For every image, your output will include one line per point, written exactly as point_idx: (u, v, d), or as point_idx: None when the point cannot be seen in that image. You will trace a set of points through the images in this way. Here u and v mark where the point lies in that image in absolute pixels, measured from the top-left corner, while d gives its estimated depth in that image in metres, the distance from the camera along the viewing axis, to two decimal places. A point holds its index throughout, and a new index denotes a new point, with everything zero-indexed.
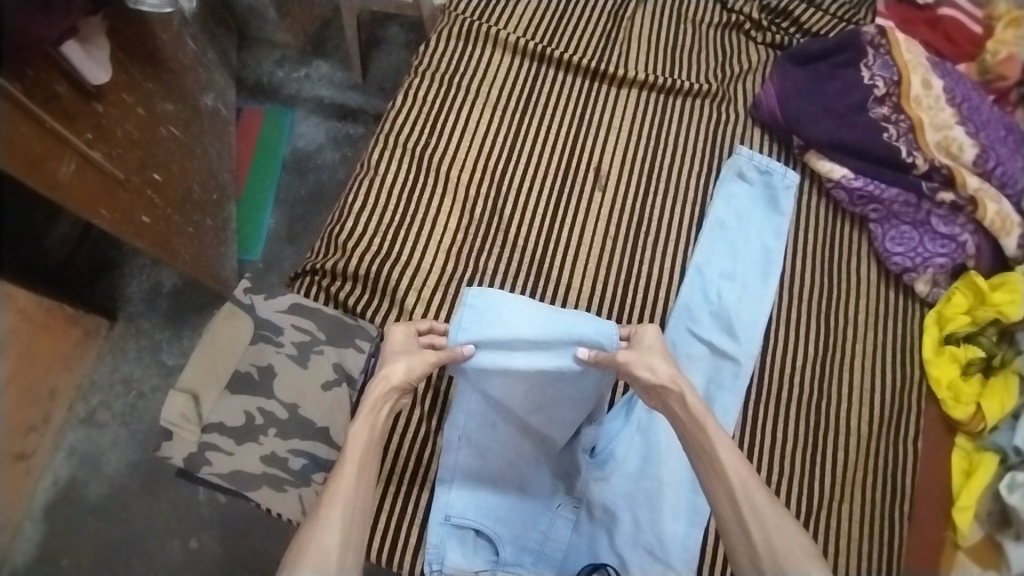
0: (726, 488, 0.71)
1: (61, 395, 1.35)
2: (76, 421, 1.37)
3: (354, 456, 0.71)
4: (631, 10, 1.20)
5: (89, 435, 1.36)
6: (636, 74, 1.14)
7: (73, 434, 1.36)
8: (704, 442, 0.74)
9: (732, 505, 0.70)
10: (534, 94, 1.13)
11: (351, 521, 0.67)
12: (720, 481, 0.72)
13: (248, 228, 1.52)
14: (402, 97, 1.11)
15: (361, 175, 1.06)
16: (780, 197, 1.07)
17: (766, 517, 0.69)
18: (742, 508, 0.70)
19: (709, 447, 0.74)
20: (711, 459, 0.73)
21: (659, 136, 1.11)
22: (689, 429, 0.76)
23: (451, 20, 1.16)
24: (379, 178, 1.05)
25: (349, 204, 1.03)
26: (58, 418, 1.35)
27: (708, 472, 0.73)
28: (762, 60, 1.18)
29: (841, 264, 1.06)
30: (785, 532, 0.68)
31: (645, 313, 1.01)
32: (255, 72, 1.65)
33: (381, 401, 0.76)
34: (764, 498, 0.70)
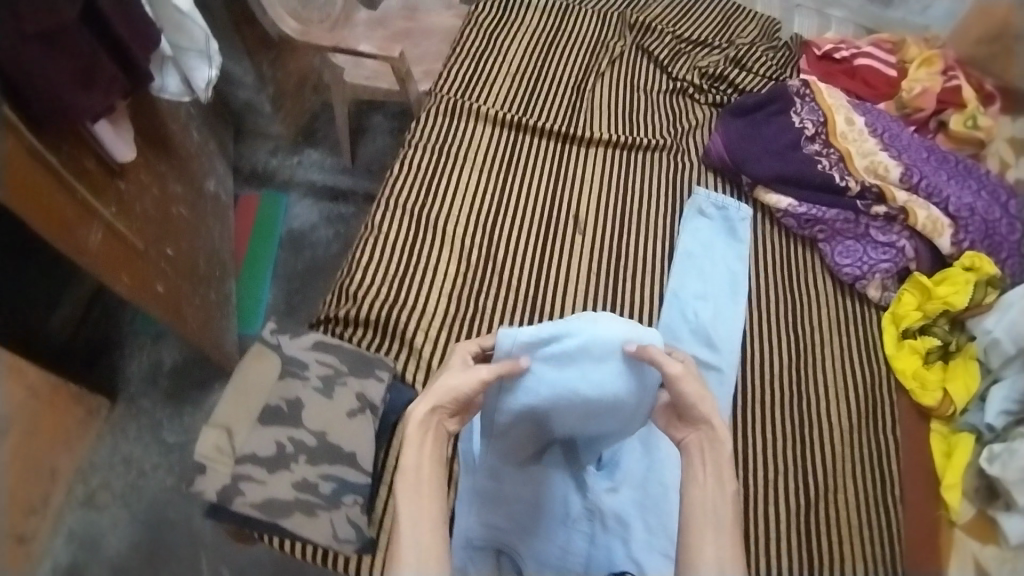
0: (719, 547, 0.69)
1: (61, 475, 1.36)
2: (76, 504, 1.37)
3: (408, 506, 0.71)
4: (591, 83, 1.39)
5: (89, 517, 1.36)
6: (601, 134, 1.31)
7: (73, 517, 1.36)
8: (716, 490, 0.74)
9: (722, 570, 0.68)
10: (514, 157, 1.28)
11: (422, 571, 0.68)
12: (719, 543, 0.70)
13: (247, 303, 1.59)
14: (398, 166, 1.24)
15: (366, 232, 1.16)
16: (738, 227, 1.21)
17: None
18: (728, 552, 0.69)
19: (716, 505, 0.73)
20: (714, 516, 0.72)
21: (627, 184, 1.26)
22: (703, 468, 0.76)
23: (438, 100, 1.31)
24: (382, 235, 1.16)
25: (358, 258, 1.13)
26: (59, 500, 1.35)
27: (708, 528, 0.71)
28: (706, 117, 1.38)
29: (798, 282, 1.19)
30: None
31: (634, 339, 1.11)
32: (250, 162, 1.78)
33: (422, 431, 0.76)
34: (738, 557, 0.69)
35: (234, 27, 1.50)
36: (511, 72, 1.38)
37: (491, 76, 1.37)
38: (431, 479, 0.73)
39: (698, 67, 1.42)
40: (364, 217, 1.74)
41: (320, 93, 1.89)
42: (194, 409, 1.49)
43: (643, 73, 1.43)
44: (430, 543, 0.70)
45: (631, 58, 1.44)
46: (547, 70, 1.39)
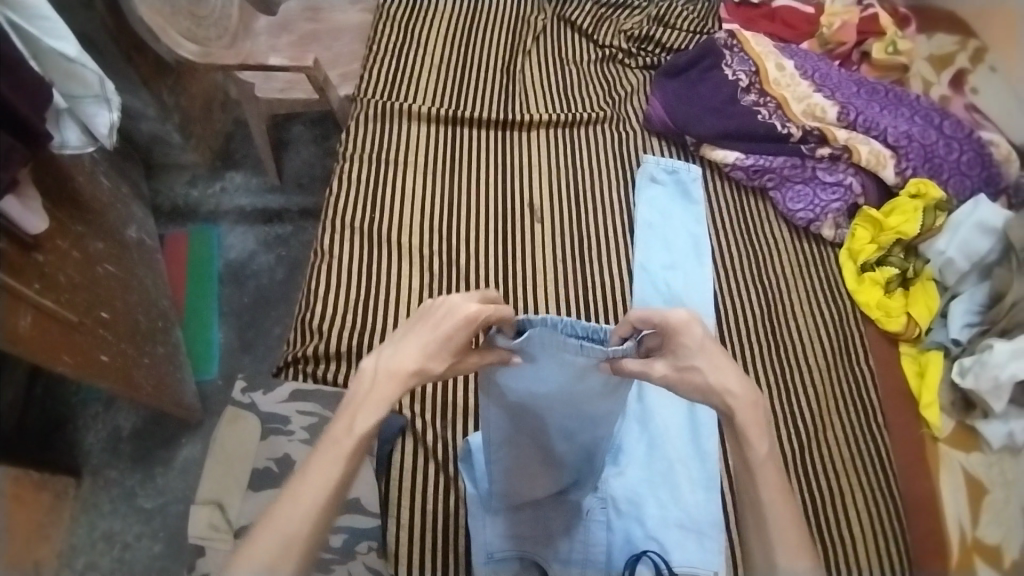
0: (762, 522, 0.70)
1: (44, 567, 1.29)
2: None
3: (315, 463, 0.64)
4: (520, 63, 1.35)
5: None
6: (541, 115, 1.27)
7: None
8: (746, 469, 0.71)
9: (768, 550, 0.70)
10: (457, 153, 1.23)
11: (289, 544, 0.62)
12: (761, 520, 0.70)
13: (199, 348, 1.50)
14: (338, 182, 1.17)
15: (317, 260, 1.09)
16: (691, 188, 1.21)
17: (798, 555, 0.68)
18: (772, 534, 0.69)
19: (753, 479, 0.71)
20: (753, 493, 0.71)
21: (576, 162, 1.24)
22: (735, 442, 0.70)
23: (365, 106, 1.25)
24: (335, 261, 1.09)
25: (314, 289, 1.07)
26: None
27: (753, 517, 0.72)
28: (641, 81, 1.36)
29: (756, 233, 1.21)
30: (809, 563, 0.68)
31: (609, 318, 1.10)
32: (170, 197, 1.66)
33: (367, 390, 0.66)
34: (792, 527, 0.69)
35: (123, 55, 1.36)
36: (435, 65, 1.32)
37: (418, 71, 1.31)
38: (345, 455, 0.64)
39: (623, 31, 1.40)
40: (305, 234, 1.65)
41: (230, 110, 1.76)
42: (166, 468, 1.40)
43: (568, 46, 1.40)
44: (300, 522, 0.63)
45: (553, 33, 1.41)
46: (473, 55, 1.34)
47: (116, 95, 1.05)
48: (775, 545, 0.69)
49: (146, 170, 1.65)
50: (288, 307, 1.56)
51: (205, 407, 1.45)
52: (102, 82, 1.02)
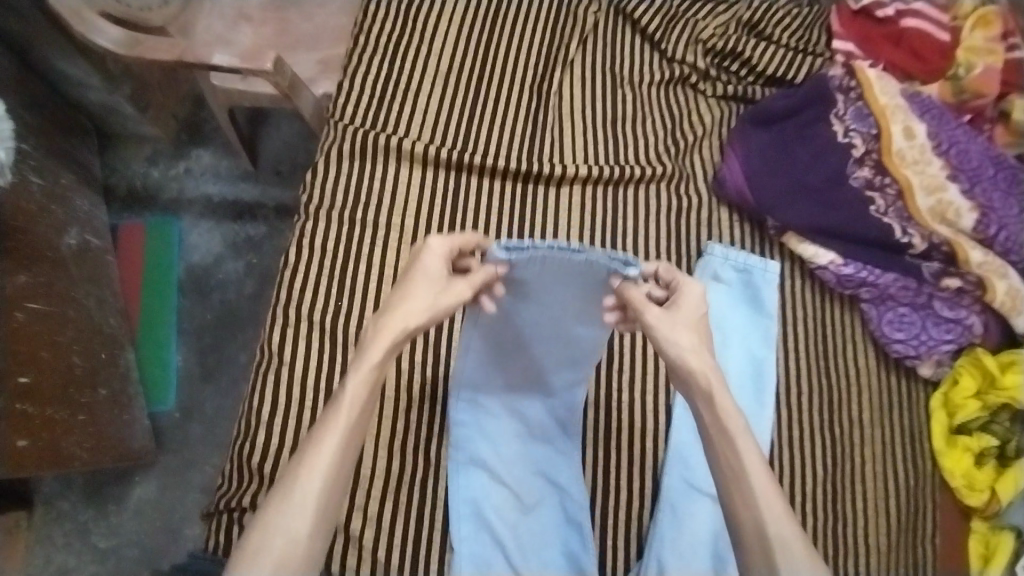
0: (745, 500, 0.64)
1: None
2: None
3: (335, 443, 0.63)
4: (555, 81, 1.05)
5: None
6: (576, 168, 0.98)
7: None
8: (732, 450, 0.65)
9: (763, 549, 0.61)
10: (457, 213, 0.96)
11: (320, 518, 0.61)
12: (745, 501, 0.63)
13: (155, 371, 1.33)
14: (296, 248, 0.91)
15: (261, 360, 0.86)
16: (764, 294, 0.96)
17: (785, 526, 0.61)
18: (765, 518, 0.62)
19: (725, 447, 0.66)
20: (733, 474, 0.65)
21: (616, 234, 0.97)
22: (713, 427, 0.67)
23: (341, 136, 0.97)
24: (285, 364, 0.85)
25: (255, 405, 0.84)
26: None
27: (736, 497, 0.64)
28: (718, 118, 1.07)
29: (830, 365, 0.97)
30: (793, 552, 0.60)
31: (630, 479, 0.86)
32: (125, 177, 1.40)
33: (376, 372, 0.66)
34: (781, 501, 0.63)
35: (39, 8, 1.10)
36: (442, 78, 1.04)
37: (416, 88, 1.02)
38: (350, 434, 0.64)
39: (701, 40, 1.10)
40: (280, 238, 1.39)
41: None
42: (120, 507, 1.28)
43: (622, 59, 1.09)
44: (306, 530, 0.60)
45: (603, 36, 1.10)
46: (494, 68, 1.05)
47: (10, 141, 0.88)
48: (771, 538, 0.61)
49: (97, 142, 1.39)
50: (256, 329, 1.35)
51: (160, 440, 1.31)
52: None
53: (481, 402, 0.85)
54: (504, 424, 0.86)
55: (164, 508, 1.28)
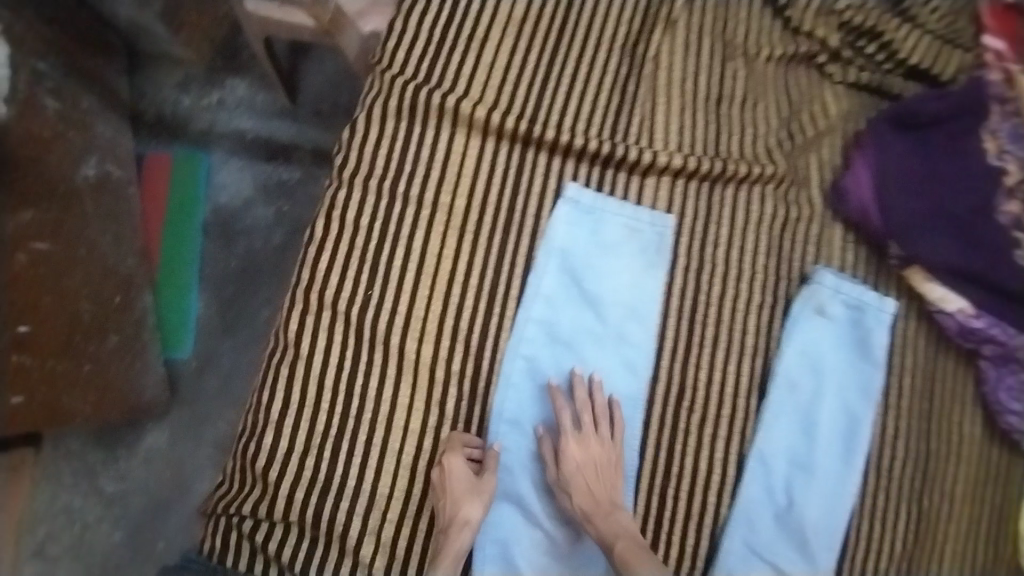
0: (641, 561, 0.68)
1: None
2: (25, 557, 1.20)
3: None
4: (652, 42, 0.87)
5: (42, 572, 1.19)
6: (669, 158, 0.82)
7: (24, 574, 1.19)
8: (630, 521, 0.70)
9: None
10: (516, 198, 0.81)
11: None
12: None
13: (173, 319, 1.25)
14: (326, 221, 0.79)
15: (274, 351, 0.77)
16: (874, 337, 0.83)
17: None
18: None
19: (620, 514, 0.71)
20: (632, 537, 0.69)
21: (706, 241, 0.82)
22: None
23: (388, 90, 0.82)
24: (301, 361, 0.76)
25: (263, 402, 0.75)
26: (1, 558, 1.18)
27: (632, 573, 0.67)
28: (843, 112, 0.89)
29: (930, 427, 0.88)
30: None
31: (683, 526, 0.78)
32: (155, 103, 1.29)
33: None
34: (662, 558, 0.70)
35: None
36: (516, 28, 0.86)
37: (482, 38, 0.85)
38: None
39: (835, 11, 0.90)
40: (315, 186, 1.26)
41: None
42: (130, 453, 1.23)
43: (736, 25, 0.89)
44: None
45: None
46: (577, 20, 0.87)
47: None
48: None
49: (126, 62, 1.28)
50: (281, 285, 1.25)
51: (174, 391, 1.24)
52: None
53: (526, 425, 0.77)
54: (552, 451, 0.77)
55: (173, 460, 1.23)
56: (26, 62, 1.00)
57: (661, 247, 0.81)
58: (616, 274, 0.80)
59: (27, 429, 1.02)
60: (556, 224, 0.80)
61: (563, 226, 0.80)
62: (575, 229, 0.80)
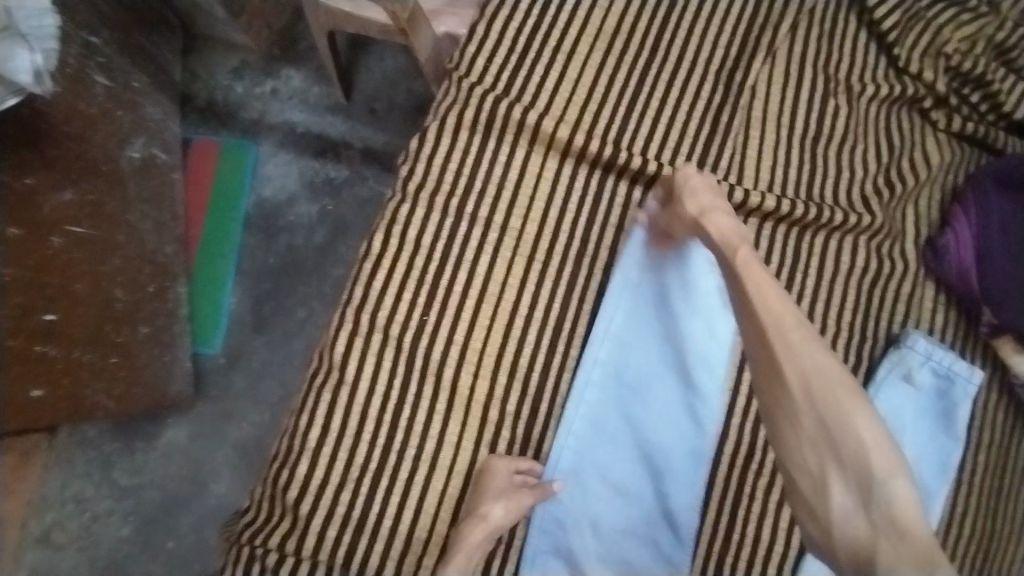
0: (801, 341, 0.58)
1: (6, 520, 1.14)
2: (31, 541, 1.16)
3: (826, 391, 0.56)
4: (747, 71, 0.82)
5: (48, 558, 1.16)
6: (762, 198, 0.77)
7: (30, 559, 1.16)
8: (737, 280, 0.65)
9: (802, 397, 0.56)
10: (589, 227, 0.77)
11: (862, 447, 0.53)
12: (793, 351, 0.57)
13: (204, 313, 1.21)
14: (387, 235, 0.75)
15: (319, 369, 0.74)
16: (959, 413, 0.77)
17: (823, 367, 0.56)
18: (832, 506, 0.54)
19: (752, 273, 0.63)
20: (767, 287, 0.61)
21: (786, 290, 0.77)
22: (763, 362, 0.59)
23: (467, 99, 0.77)
24: (346, 387, 0.73)
25: (302, 424, 0.73)
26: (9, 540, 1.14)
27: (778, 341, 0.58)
28: (946, 164, 0.83)
29: (1006, 509, 0.81)
30: (833, 380, 0.56)
31: None
32: (208, 88, 1.26)
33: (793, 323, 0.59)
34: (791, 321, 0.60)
35: None
36: (604, 44, 0.81)
37: (567, 52, 0.80)
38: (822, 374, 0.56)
39: (946, 53, 0.84)
40: (361, 186, 1.21)
41: None
42: (147, 446, 1.20)
43: (836, 59, 0.84)
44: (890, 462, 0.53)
45: (819, 24, 0.85)
46: (667, 41, 0.82)
47: (55, 42, 0.87)
48: (834, 527, 0.53)
49: (182, 42, 1.25)
50: (317, 285, 1.20)
51: (199, 386, 1.20)
52: (33, 25, 0.83)
53: (579, 470, 0.74)
54: (603, 498, 0.74)
55: (190, 457, 1.19)
56: (78, 32, 0.96)
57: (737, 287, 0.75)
58: (691, 314, 0.74)
59: (51, 419, 1.00)
60: (631, 250, 0.75)
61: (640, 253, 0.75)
62: (653, 260, 0.75)
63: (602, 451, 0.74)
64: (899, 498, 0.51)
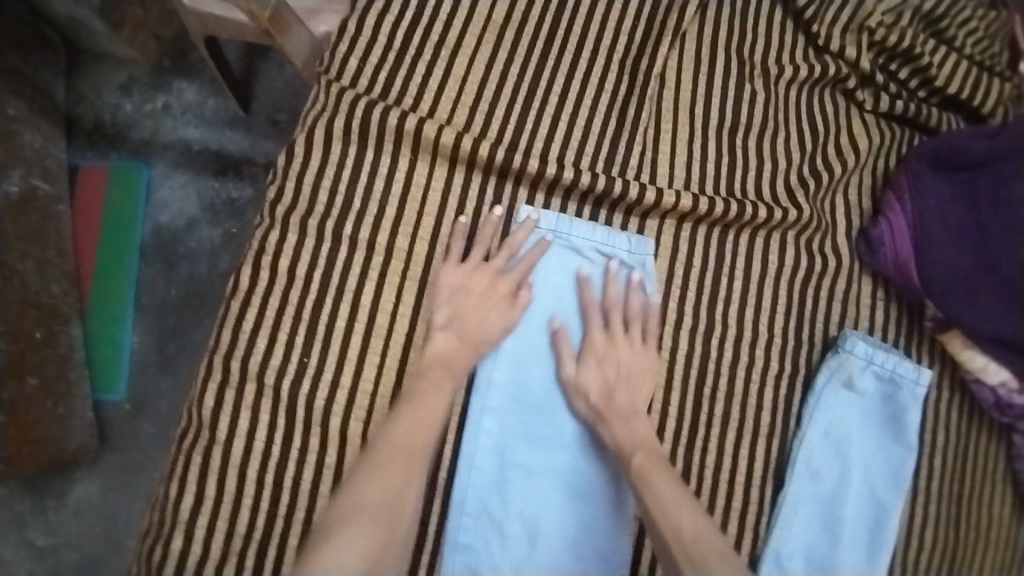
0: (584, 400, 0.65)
1: None
2: None
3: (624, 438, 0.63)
4: (654, 59, 0.74)
5: None
6: (675, 198, 0.69)
7: None
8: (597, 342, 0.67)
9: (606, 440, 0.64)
10: (489, 242, 0.69)
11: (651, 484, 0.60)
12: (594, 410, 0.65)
13: (103, 355, 1.09)
14: (259, 268, 0.66)
15: (189, 427, 0.64)
16: (908, 417, 0.70)
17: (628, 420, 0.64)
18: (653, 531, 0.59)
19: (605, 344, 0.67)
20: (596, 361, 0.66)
21: (712, 297, 0.70)
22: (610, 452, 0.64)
23: (340, 109, 0.68)
24: (220, 445, 0.64)
25: (172, 493, 0.63)
26: None
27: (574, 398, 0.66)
28: (874, 148, 0.77)
29: (964, 512, 0.76)
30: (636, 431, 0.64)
31: None
32: (93, 108, 1.13)
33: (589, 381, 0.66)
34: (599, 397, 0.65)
35: None
36: (494, 36, 0.73)
37: (453, 49, 0.72)
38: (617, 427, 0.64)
39: (871, 26, 0.77)
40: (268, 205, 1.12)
41: None
42: (56, 506, 1.07)
43: (754, 40, 0.77)
44: (672, 498, 0.58)
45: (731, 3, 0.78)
46: (566, 30, 0.74)
47: None
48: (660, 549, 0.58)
49: (62, 61, 1.12)
50: None
51: (104, 437, 1.08)
52: None
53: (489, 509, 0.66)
54: (520, 539, 0.65)
55: (105, 514, 1.07)
56: None
57: (646, 275, 0.69)
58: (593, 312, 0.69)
59: None
60: (520, 255, 0.68)
61: (530, 258, 0.68)
62: (541, 268, 0.69)
63: (511, 484, 0.66)
64: (681, 530, 0.56)
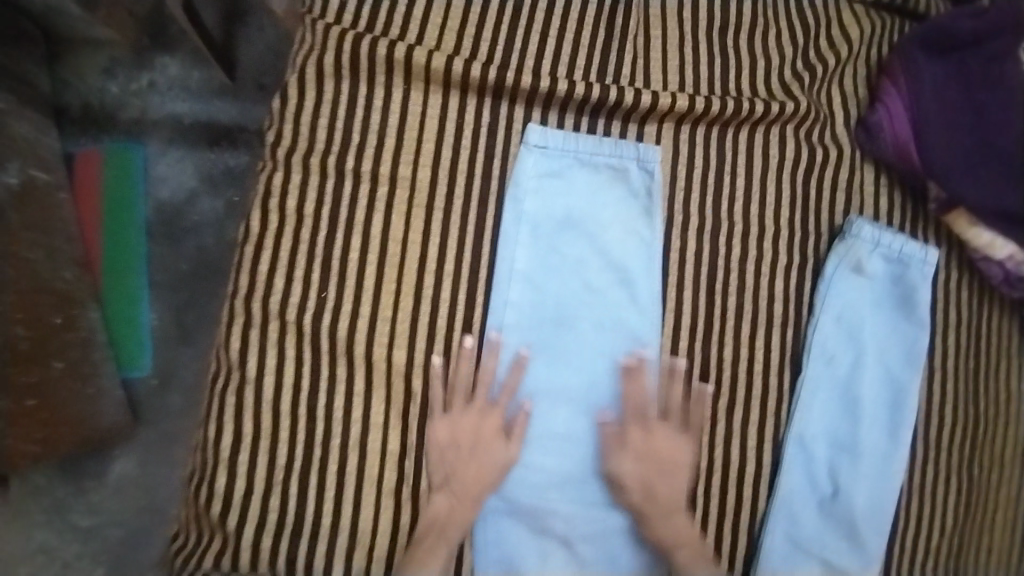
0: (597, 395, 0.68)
1: None
2: None
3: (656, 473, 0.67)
4: None
5: None
6: (673, 98, 0.70)
7: None
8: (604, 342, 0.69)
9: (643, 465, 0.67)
10: (491, 164, 0.70)
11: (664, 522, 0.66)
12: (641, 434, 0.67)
13: (124, 334, 1.11)
14: (268, 210, 0.67)
15: (221, 370, 0.66)
16: (919, 295, 0.71)
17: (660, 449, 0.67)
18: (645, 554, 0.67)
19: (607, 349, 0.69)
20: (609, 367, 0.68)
21: (715, 197, 0.71)
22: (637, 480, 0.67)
23: (329, 47, 0.68)
24: (253, 383, 0.65)
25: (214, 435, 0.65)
26: None
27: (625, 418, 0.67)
28: (865, 36, 0.76)
29: (980, 386, 0.78)
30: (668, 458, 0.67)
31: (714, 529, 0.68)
32: (81, 93, 1.13)
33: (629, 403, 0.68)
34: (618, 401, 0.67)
35: None
36: None
37: None
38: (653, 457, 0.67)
39: None
40: None
41: None
42: (99, 484, 1.10)
43: None
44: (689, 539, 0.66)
45: None
46: None
47: None
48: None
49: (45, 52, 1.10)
50: None
51: (137, 412, 1.11)
52: None
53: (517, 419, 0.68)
54: (550, 446, 0.68)
55: (147, 487, 1.10)
56: None
57: (651, 188, 0.70)
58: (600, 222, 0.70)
59: None
60: (521, 173, 0.69)
61: (532, 176, 0.69)
62: (544, 182, 0.69)
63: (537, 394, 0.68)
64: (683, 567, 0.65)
